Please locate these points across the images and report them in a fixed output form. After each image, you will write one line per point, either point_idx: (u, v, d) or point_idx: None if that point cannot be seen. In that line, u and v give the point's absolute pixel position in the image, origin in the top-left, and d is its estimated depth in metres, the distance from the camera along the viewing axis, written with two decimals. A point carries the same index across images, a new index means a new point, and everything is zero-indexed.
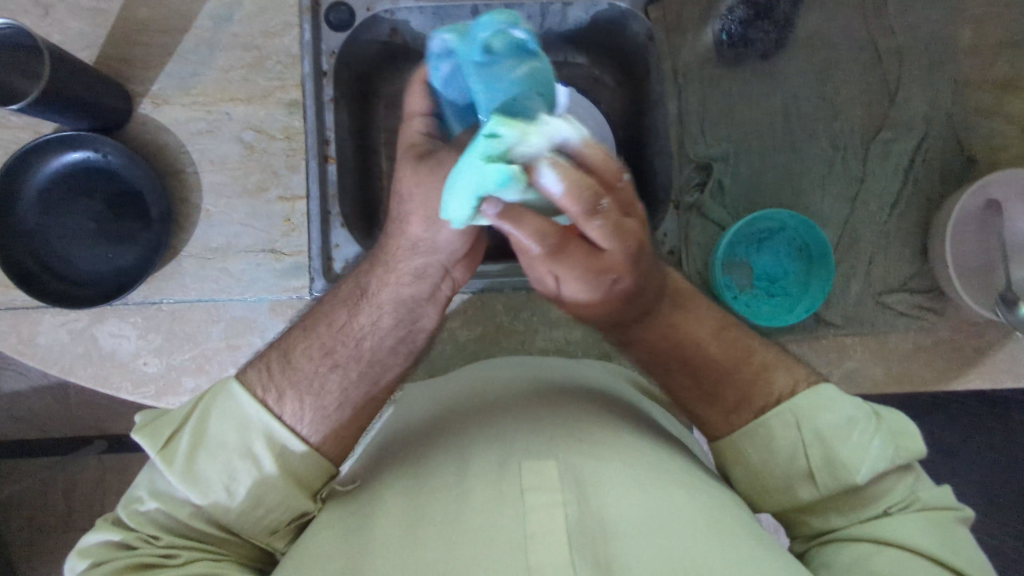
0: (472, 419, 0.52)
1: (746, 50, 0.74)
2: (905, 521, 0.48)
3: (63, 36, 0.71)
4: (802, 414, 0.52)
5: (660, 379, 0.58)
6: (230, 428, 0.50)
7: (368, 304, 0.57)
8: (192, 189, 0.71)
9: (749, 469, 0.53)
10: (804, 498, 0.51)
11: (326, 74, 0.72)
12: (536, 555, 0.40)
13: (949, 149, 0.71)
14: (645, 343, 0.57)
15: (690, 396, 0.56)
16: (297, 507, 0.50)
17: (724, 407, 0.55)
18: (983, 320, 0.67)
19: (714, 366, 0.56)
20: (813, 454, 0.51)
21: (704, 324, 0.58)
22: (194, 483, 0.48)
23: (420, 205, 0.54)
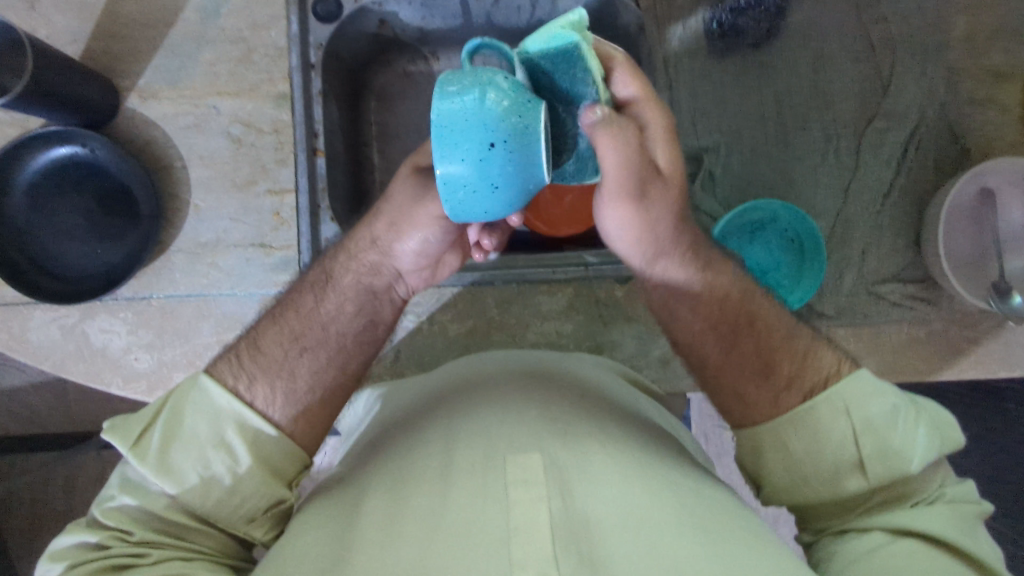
0: (456, 412, 0.52)
1: (735, 40, 0.73)
2: (927, 511, 0.48)
3: (49, 31, 0.70)
4: (851, 398, 0.51)
5: (713, 348, 0.56)
6: (202, 419, 0.50)
7: (333, 290, 0.57)
8: (181, 184, 0.70)
9: (789, 459, 0.52)
10: (851, 490, 0.50)
11: (314, 68, 0.71)
12: (519, 547, 0.40)
13: (944, 138, 0.71)
14: (710, 295, 0.56)
15: (745, 370, 0.55)
16: (274, 495, 0.50)
17: (776, 386, 0.54)
18: (978, 310, 0.67)
19: (772, 339, 0.55)
20: (865, 444, 0.50)
21: (756, 288, 0.58)
22: (167, 476, 0.48)
23: (393, 207, 0.55)
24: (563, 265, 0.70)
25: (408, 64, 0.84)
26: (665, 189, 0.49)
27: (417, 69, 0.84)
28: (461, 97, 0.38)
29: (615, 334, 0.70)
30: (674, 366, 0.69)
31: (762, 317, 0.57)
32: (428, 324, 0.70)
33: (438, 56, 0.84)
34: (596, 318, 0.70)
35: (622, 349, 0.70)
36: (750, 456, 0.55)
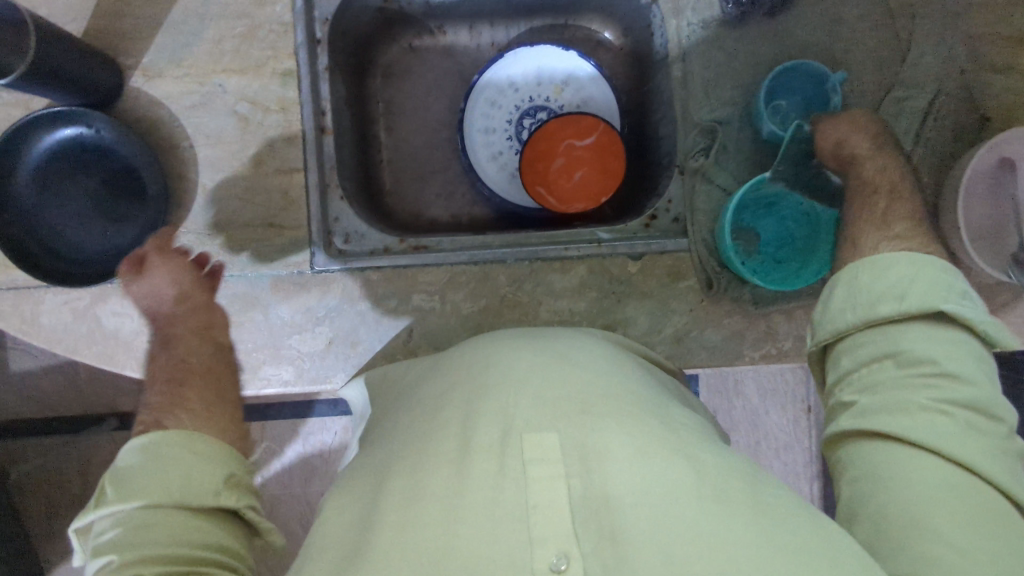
0: (474, 388, 0.52)
1: (752, 8, 0.71)
2: (963, 432, 0.48)
3: (50, 9, 0.69)
4: (918, 257, 0.54)
5: (869, 211, 0.64)
6: (136, 453, 0.51)
7: (177, 341, 0.64)
8: (188, 164, 0.69)
9: (852, 286, 0.56)
10: (885, 314, 0.53)
11: (320, 43, 0.72)
12: (539, 525, 0.40)
13: (963, 108, 0.69)
14: (870, 169, 0.66)
15: (866, 221, 0.64)
16: (221, 466, 0.53)
17: (889, 232, 0.62)
18: (996, 282, 0.67)
19: (894, 205, 0.63)
20: (919, 294, 0.52)
21: (887, 172, 0.66)
22: (127, 498, 0.48)
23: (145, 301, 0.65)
24: (575, 243, 0.70)
25: (414, 39, 0.83)
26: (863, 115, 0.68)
27: (423, 44, 0.83)
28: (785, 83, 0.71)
29: (628, 310, 0.69)
30: (688, 342, 0.69)
31: (872, 173, 0.66)
32: (440, 304, 0.70)
33: (444, 31, 0.83)
34: (609, 295, 0.69)
35: (636, 325, 0.69)
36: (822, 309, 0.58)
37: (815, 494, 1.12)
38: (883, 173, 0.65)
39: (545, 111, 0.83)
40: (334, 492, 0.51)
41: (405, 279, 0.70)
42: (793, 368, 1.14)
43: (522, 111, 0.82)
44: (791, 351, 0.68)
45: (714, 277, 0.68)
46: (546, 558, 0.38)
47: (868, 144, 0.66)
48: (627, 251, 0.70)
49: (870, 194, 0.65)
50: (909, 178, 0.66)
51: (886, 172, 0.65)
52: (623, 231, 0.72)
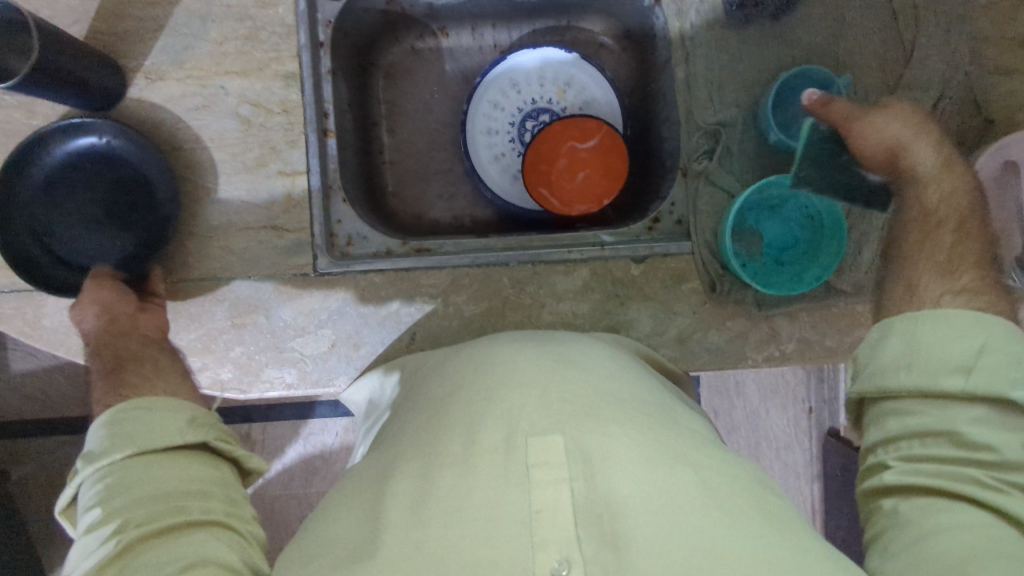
0: (478, 391, 0.52)
1: (755, 11, 0.71)
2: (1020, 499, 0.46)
3: (51, 11, 0.69)
4: (988, 321, 0.53)
5: (939, 237, 0.61)
6: (93, 435, 0.55)
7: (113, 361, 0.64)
8: (190, 166, 0.69)
9: (908, 343, 0.54)
10: (949, 385, 0.51)
11: (322, 45, 0.72)
12: (541, 530, 0.40)
13: (967, 110, 0.69)
14: (938, 193, 0.63)
15: (930, 265, 0.60)
16: (180, 411, 0.57)
17: (960, 285, 0.58)
18: None
19: (966, 244, 0.61)
20: (987, 362, 0.51)
21: (960, 200, 0.62)
22: (92, 463, 0.52)
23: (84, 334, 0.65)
24: (578, 246, 0.70)
25: (417, 40, 0.83)
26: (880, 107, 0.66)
27: (425, 45, 0.83)
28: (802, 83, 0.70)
29: (632, 313, 0.69)
30: (691, 344, 0.69)
31: (929, 219, 0.62)
32: (443, 306, 0.70)
33: (447, 32, 0.83)
34: (612, 297, 0.69)
35: (639, 328, 0.69)
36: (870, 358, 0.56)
37: (816, 494, 1.12)
38: (948, 204, 0.62)
39: (547, 112, 0.82)
40: (337, 494, 0.51)
41: (408, 282, 0.70)
42: (793, 369, 1.14)
43: (525, 113, 0.82)
44: (793, 353, 0.68)
45: (716, 280, 0.68)
46: (549, 563, 0.38)
47: (921, 142, 0.64)
48: (630, 254, 0.69)
49: (935, 226, 0.62)
50: (979, 204, 0.62)
51: (954, 204, 0.62)
52: (625, 234, 0.71)
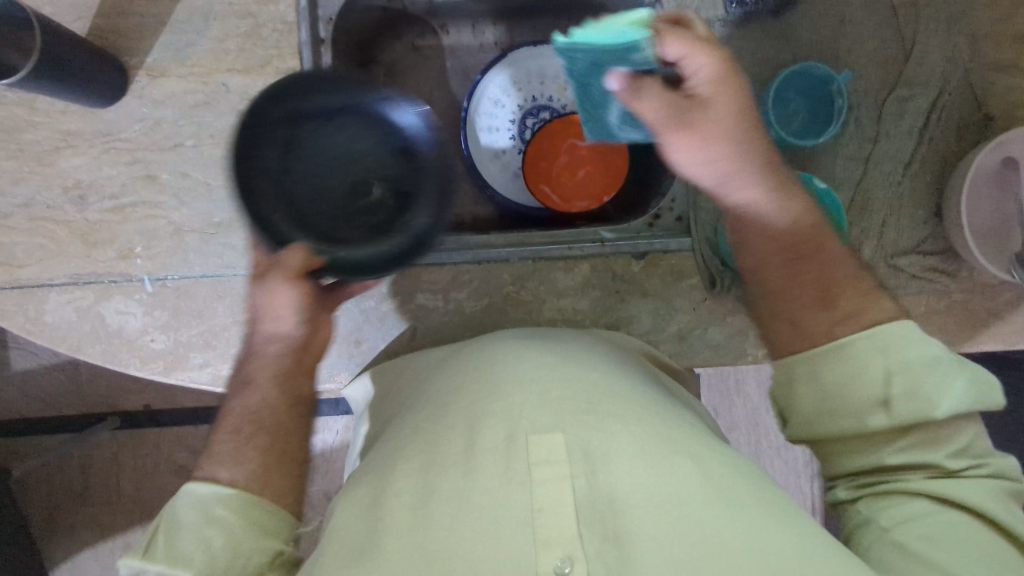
0: (481, 387, 0.52)
1: (755, 7, 0.71)
2: (971, 485, 0.49)
3: (53, 8, 0.69)
4: (891, 340, 0.52)
5: (782, 271, 0.59)
6: (194, 510, 0.53)
7: (255, 387, 0.62)
8: (191, 163, 0.69)
9: (818, 391, 0.54)
10: (875, 426, 0.51)
11: (324, 42, 0.70)
12: (544, 527, 0.40)
13: (967, 107, 0.69)
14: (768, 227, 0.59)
15: (804, 302, 0.57)
16: (270, 548, 0.53)
17: (836, 315, 0.56)
18: (998, 280, 0.67)
19: (833, 268, 0.58)
20: (896, 384, 0.51)
21: (819, 226, 0.59)
22: (176, 562, 0.51)
23: (262, 308, 0.62)
24: (579, 242, 0.69)
25: (418, 38, 0.83)
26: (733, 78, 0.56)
27: (426, 43, 0.83)
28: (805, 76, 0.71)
29: (632, 309, 0.69)
30: (691, 340, 0.69)
31: (834, 246, 0.59)
32: (443, 303, 0.70)
33: (447, 29, 0.83)
34: (613, 293, 0.70)
35: (639, 324, 0.69)
36: (788, 392, 0.56)
37: (815, 492, 1.12)
38: (796, 228, 0.59)
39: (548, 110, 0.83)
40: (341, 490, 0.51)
41: (409, 278, 0.70)
42: None
43: (525, 110, 0.83)
44: None
45: (717, 276, 0.68)
46: (551, 561, 0.39)
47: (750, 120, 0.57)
48: (630, 250, 0.69)
49: (812, 254, 0.58)
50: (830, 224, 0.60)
51: (780, 239, 0.59)
52: (625, 230, 0.70)
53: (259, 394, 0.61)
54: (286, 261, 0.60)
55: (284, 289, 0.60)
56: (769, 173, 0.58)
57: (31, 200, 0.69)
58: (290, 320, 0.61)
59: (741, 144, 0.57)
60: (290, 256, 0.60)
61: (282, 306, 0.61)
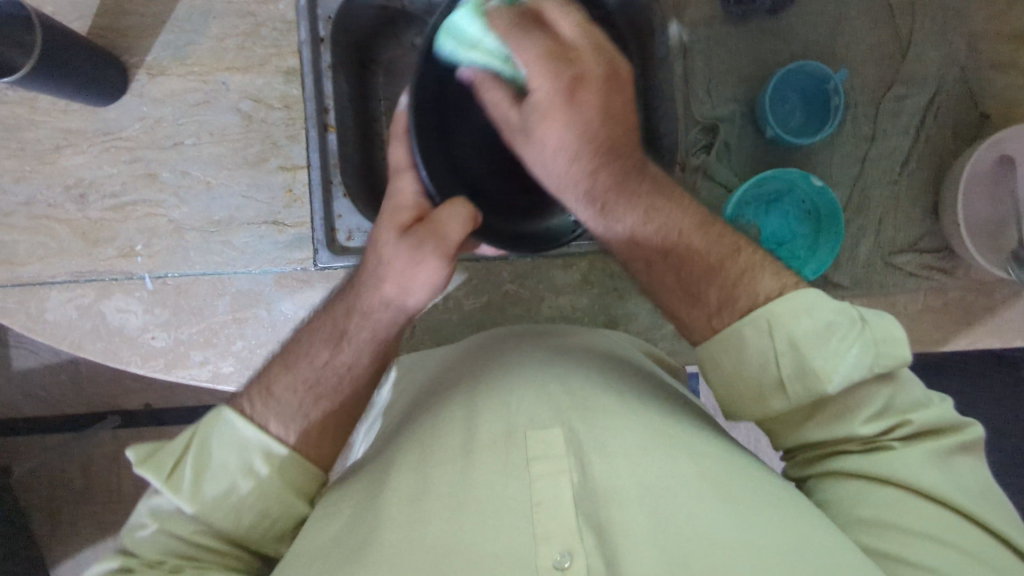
0: (480, 384, 0.52)
1: (752, 6, 0.71)
2: (905, 455, 0.46)
3: (54, 7, 0.69)
4: (776, 319, 0.49)
5: (668, 277, 0.55)
6: (231, 452, 0.53)
7: (348, 343, 0.59)
8: (191, 161, 0.70)
9: (722, 376, 0.52)
10: (776, 409, 0.49)
11: (323, 41, 0.69)
12: (542, 522, 0.41)
13: (963, 105, 0.70)
14: (630, 230, 0.57)
15: (678, 293, 0.55)
16: (296, 514, 0.54)
17: (708, 308, 0.53)
18: (994, 277, 0.67)
19: (697, 264, 0.55)
20: (786, 362, 0.48)
21: (684, 218, 0.57)
22: (199, 501, 0.51)
23: (391, 270, 0.59)
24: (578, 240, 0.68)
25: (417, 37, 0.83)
26: (591, 87, 0.56)
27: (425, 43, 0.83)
28: (808, 75, 0.71)
29: (630, 307, 0.70)
30: (689, 338, 0.69)
31: (711, 226, 0.56)
32: (443, 301, 0.71)
33: None
34: (611, 291, 0.70)
35: (637, 322, 0.70)
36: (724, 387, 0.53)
37: None
38: (633, 234, 0.57)
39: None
40: (342, 487, 0.51)
41: None
42: None
43: None
44: None
45: None
46: (550, 555, 0.40)
47: (615, 128, 0.58)
48: None
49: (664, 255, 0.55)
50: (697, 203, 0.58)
51: (651, 244, 0.57)
52: None
53: (354, 346, 0.59)
54: (450, 229, 0.58)
55: (437, 259, 0.58)
56: (605, 171, 0.58)
57: (32, 199, 0.69)
58: (423, 292, 0.60)
59: (575, 147, 0.57)
60: (467, 228, 0.59)
61: (422, 279, 0.59)
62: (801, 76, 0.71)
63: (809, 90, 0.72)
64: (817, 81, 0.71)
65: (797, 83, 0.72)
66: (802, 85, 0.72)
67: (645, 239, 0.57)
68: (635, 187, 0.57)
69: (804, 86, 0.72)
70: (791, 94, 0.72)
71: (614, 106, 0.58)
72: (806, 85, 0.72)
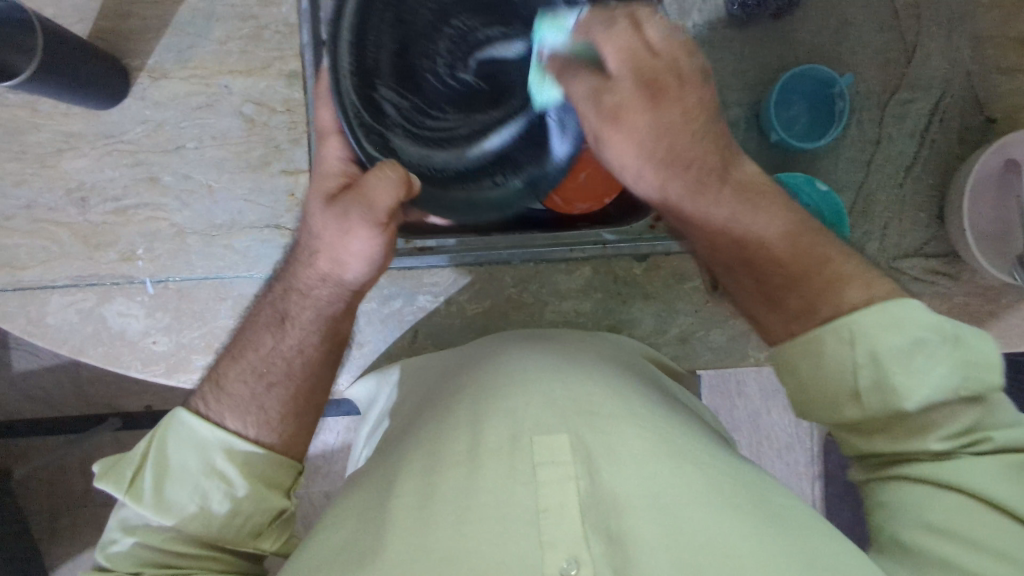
0: (484, 389, 0.52)
1: (759, 10, 0.70)
2: (978, 465, 0.45)
3: (56, 10, 0.69)
4: (861, 329, 0.48)
5: (749, 283, 0.54)
6: (189, 452, 0.55)
7: (291, 326, 0.60)
8: (193, 165, 0.69)
9: (794, 380, 0.52)
10: (850, 417, 0.49)
11: (325, 44, 0.69)
12: (549, 528, 0.40)
13: (968, 110, 0.69)
14: (711, 232, 0.55)
15: (757, 294, 0.54)
16: (272, 506, 0.56)
17: (787, 313, 0.53)
18: (1000, 282, 0.67)
19: (777, 269, 0.53)
20: (865, 373, 0.47)
21: (772, 223, 0.53)
22: (167, 507, 0.53)
23: (333, 241, 0.57)
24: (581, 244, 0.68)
25: None
26: (672, 83, 0.53)
27: None
28: (811, 78, 0.70)
29: (634, 312, 0.70)
30: (693, 343, 0.69)
31: (811, 223, 0.54)
32: (446, 305, 0.70)
33: None
34: (615, 296, 0.70)
35: (640, 327, 0.70)
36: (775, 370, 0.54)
37: (817, 494, 1.12)
38: (736, 236, 0.54)
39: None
40: (345, 494, 0.51)
41: (411, 280, 0.70)
42: None
43: None
44: None
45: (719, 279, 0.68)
46: (557, 562, 0.39)
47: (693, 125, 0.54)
48: (632, 253, 0.69)
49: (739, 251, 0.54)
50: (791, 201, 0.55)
51: (736, 241, 0.54)
52: (628, 231, 0.68)
53: (305, 321, 0.60)
54: (382, 200, 0.55)
55: (367, 228, 0.56)
56: (693, 176, 0.54)
57: (33, 202, 0.69)
58: (365, 265, 0.58)
59: (658, 143, 0.54)
60: (397, 196, 0.54)
61: (358, 251, 0.57)
62: (804, 79, 0.71)
63: (811, 93, 0.72)
64: (820, 84, 0.71)
65: (801, 87, 0.71)
66: (803, 88, 0.71)
67: (725, 243, 0.55)
68: (713, 190, 0.54)
69: (806, 89, 0.71)
70: (793, 97, 0.72)
71: (671, 89, 0.53)
72: (808, 87, 0.71)
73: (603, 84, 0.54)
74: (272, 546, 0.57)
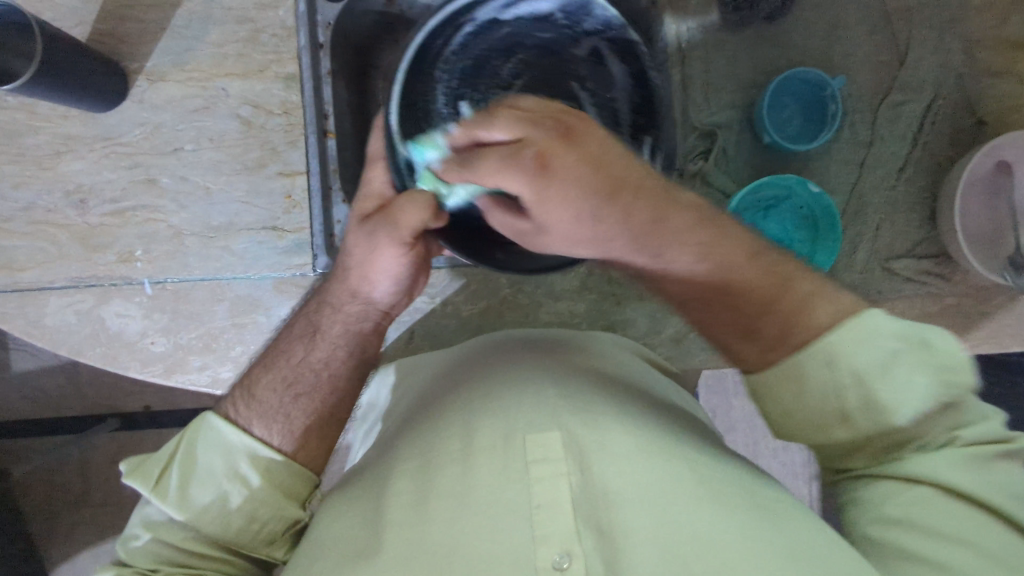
0: (477, 389, 0.52)
1: (751, 13, 0.71)
2: (949, 457, 0.46)
3: (54, 13, 0.70)
4: (839, 352, 0.49)
5: (721, 313, 0.54)
6: (218, 456, 0.54)
7: (321, 339, 0.61)
8: (191, 167, 0.70)
9: (776, 406, 0.52)
10: (837, 439, 0.50)
11: (322, 47, 0.70)
12: (541, 524, 0.41)
13: (960, 112, 0.70)
14: (687, 272, 0.54)
15: (724, 329, 0.54)
16: (289, 516, 0.55)
17: (764, 342, 0.52)
18: (991, 283, 0.67)
19: (754, 299, 0.53)
20: (850, 396, 0.48)
21: (737, 250, 0.53)
22: (187, 508, 0.52)
23: (361, 261, 0.59)
24: None
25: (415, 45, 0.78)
26: (586, 136, 0.50)
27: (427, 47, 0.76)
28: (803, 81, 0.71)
29: (629, 312, 0.70)
30: (687, 344, 0.70)
31: (771, 251, 0.54)
32: (442, 306, 0.71)
33: None
34: (610, 297, 0.70)
35: (635, 327, 0.70)
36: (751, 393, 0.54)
37: (813, 494, 1.12)
38: (699, 270, 0.53)
39: (469, 24, 0.67)
40: (342, 490, 0.51)
41: None
42: None
43: None
44: None
45: None
46: (549, 556, 0.40)
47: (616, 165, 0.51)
48: None
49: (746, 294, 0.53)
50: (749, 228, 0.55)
51: (703, 273, 0.54)
52: None
53: (332, 338, 0.61)
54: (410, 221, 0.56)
55: (393, 247, 0.58)
56: (643, 215, 0.52)
57: (31, 204, 0.69)
58: (391, 283, 0.60)
59: (583, 212, 0.51)
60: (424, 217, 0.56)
61: (383, 268, 0.59)
62: (796, 81, 0.71)
63: (803, 96, 0.72)
64: (811, 86, 0.71)
65: (794, 90, 0.71)
66: (796, 91, 0.71)
67: (704, 277, 0.54)
68: (673, 225, 0.52)
69: (798, 92, 0.72)
70: (787, 99, 0.72)
71: (588, 142, 0.50)
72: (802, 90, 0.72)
73: (507, 149, 0.50)
74: (283, 554, 0.56)
